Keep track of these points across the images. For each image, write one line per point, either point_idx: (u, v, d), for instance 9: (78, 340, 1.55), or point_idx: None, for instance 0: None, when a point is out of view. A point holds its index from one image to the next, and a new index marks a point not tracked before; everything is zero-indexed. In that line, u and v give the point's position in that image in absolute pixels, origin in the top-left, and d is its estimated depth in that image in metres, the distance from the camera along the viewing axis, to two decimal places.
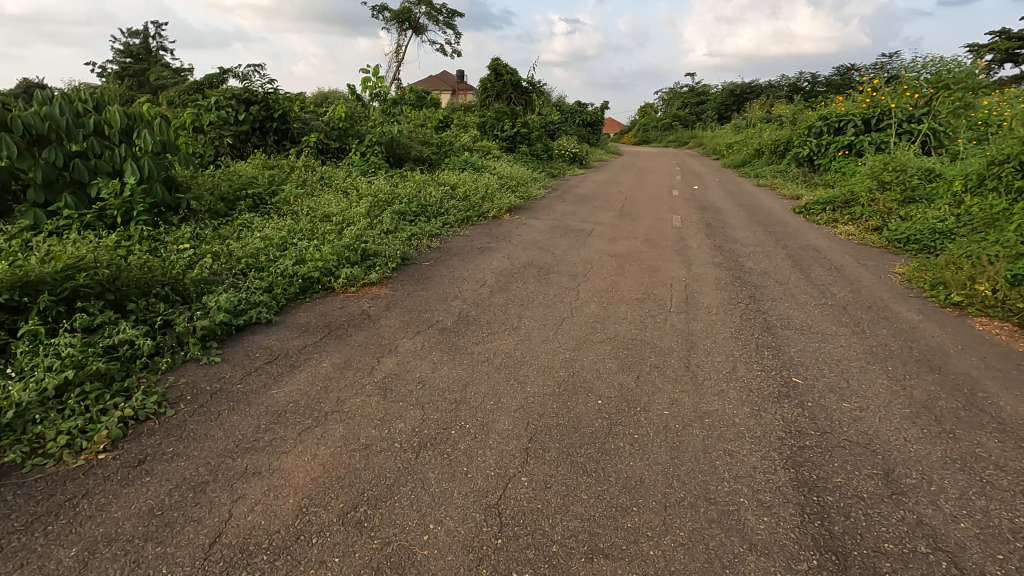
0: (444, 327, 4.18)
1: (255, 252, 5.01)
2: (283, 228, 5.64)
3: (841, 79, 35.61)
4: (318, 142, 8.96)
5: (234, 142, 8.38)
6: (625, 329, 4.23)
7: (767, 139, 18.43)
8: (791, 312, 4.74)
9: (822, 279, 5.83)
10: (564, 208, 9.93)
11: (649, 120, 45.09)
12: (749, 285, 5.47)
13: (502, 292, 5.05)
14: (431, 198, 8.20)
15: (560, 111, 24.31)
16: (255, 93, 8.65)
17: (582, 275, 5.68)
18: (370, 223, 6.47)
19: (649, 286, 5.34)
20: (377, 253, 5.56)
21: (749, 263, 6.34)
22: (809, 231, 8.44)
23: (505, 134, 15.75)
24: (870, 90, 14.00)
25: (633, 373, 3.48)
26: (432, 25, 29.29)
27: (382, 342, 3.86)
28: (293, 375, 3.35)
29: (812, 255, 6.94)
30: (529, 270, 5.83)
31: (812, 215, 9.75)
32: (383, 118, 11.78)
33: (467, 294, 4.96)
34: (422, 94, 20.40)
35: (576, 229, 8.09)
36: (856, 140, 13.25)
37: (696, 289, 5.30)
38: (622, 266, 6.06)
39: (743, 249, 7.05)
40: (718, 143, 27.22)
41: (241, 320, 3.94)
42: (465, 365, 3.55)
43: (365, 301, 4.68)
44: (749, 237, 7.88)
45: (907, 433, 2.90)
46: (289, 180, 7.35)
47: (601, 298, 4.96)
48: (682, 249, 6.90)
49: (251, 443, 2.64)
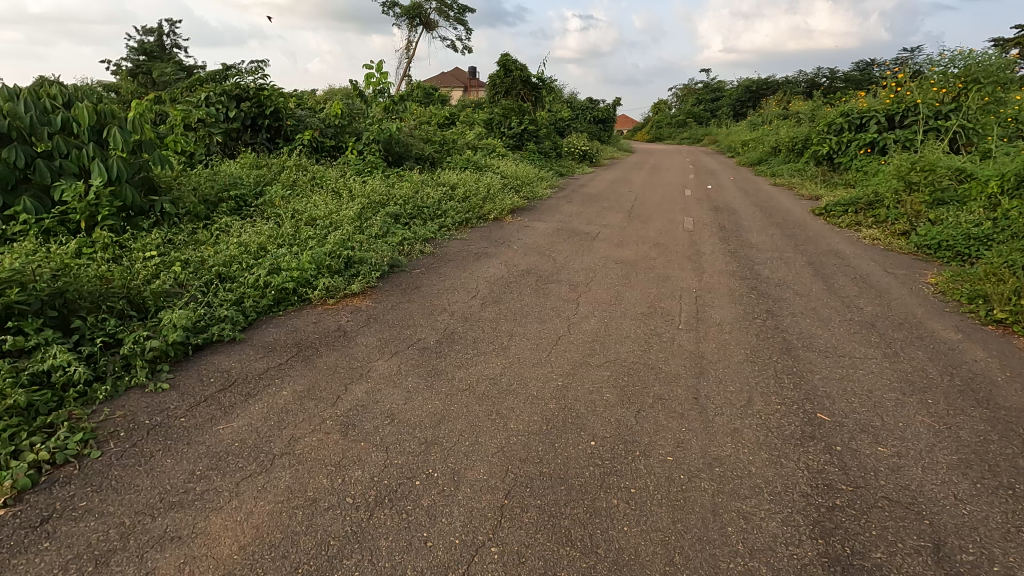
0: (426, 347, 3.77)
1: (228, 260, 4.64)
2: (263, 233, 5.27)
3: (861, 75, 34.62)
4: (313, 140, 8.61)
5: (225, 140, 8.05)
6: (627, 350, 3.80)
7: (784, 137, 17.79)
8: (814, 330, 4.26)
9: (846, 290, 5.35)
10: (570, 209, 9.47)
11: (662, 118, 44.33)
12: (766, 297, 5.00)
13: (495, 305, 4.64)
14: (428, 199, 7.80)
15: (572, 108, 23.81)
16: (246, 89, 8.33)
17: (584, 285, 5.24)
18: (359, 227, 6.10)
19: (656, 298, 4.89)
20: (363, 260, 5.17)
21: (766, 272, 5.86)
22: (830, 236, 7.92)
23: (513, 131, 15.30)
24: (894, 85, 13.34)
25: (633, 407, 3.04)
26: (443, 20, 28.83)
27: (353, 366, 3.47)
28: (247, 406, 2.97)
29: (834, 262, 6.44)
30: (526, 279, 5.40)
31: (833, 216, 9.21)
32: (385, 115, 11.40)
33: (456, 307, 4.55)
34: (430, 90, 19.97)
35: (582, 232, 7.64)
36: (879, 137, 12.61)
37: (709, 302, 4.83)
38: (628, 275, 5.60)
39: (760, 255, 6.56)
40: (733, 140, 26.51)
41: (200, 338, 3.57)
42: (442, 394, 3.14)
43: (343, 315, 4.28)
44: (766, 241, 7.38)
45: (958, 489, 2.44)
46: (278, 180, 6.99)
47: (603, 312, 4.52)
48: (694, 255, 6.43)
49: (178, 496, 2.26)
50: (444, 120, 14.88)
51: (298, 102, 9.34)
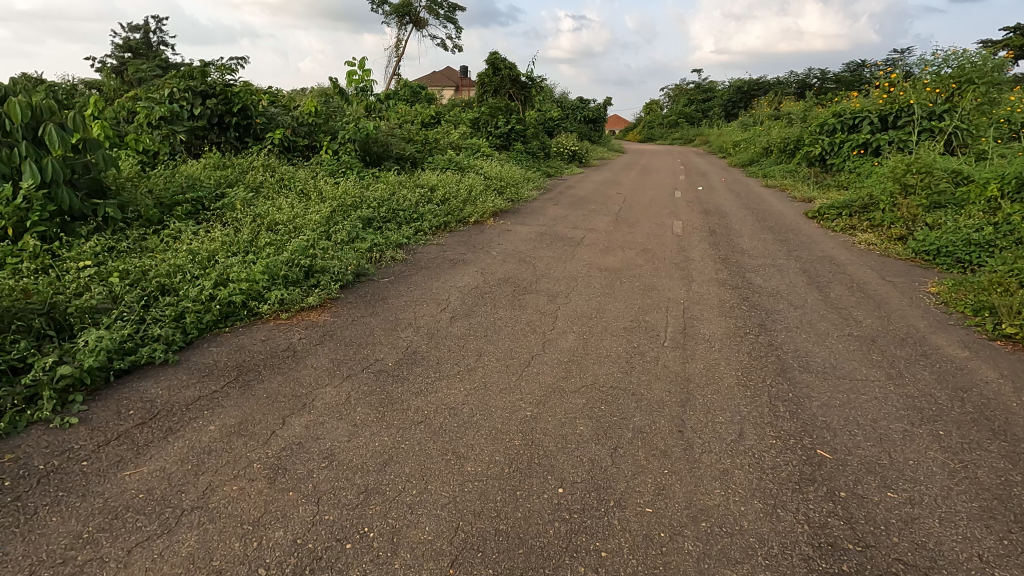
0: (382, 369, 3.39)
1: (173, 270, 4.24)
2: (218, 239, 4.88)
3: (852, 76, 34.54)
4: (284, 139, 8.19)
5: (190, 138, 7.61)
6: (606, 372, 3.43)
7: (775, 137, 17.54)
8: (811, 347, 3.92)
9: (843, 301, 5.02)
10: (555, 212, 9.11)
11: (654, 118, 44.14)
12: (758, 309, 4.66)
13: (466, 319, 4.26)
14: (405, 201, 7.41)
15: (562, 108, 23.49)
16: (213, 85, 7.89)
17: (564, 296, 4.88)
18: (326, 232, 5.71)
19: (640, 311, 4.54)
20: (325, 269, 4.79)
21: (757, 280, 5.53)
22: (824, 240, 7.61)
23: (500, 130, 14.90)
24: (887, 85, 13.10)
25: (609, 443, 2.68)
26: (432, 18, 28.40)
27: (296, 394, 3.07)
28: (165, 444, 2.57)
29: (829, 269, 6.12)
30: (502, 290, 5.03)
31: (827, 220, 8.92)
32: (365, 113, 10.98)
33: (423, 322, 4.17)
34: (417, 89, 19.54)
35: (566, 237, 7.27)
36: (872, 138, 12.36)
37: (697, 315, 4.48)
38: (612, 284, 5.24)
39: (751, 262, 6.23)
40: (724, 141, 26.30)
41: (125, 362, 3.18)
42: (393, 427, 2.75)
43: (296, 332, 3.89)
44: (758, 247, 7.06)
45: (983, 547, 2.08)
46: (244, 181, 6.59)
47: (583, 327, 4.16)
48: (682, 262, 6.09)
49: (52, 570, 1.86)
50: (429, 120, 14.47)
51: (271, 100, 8.93)
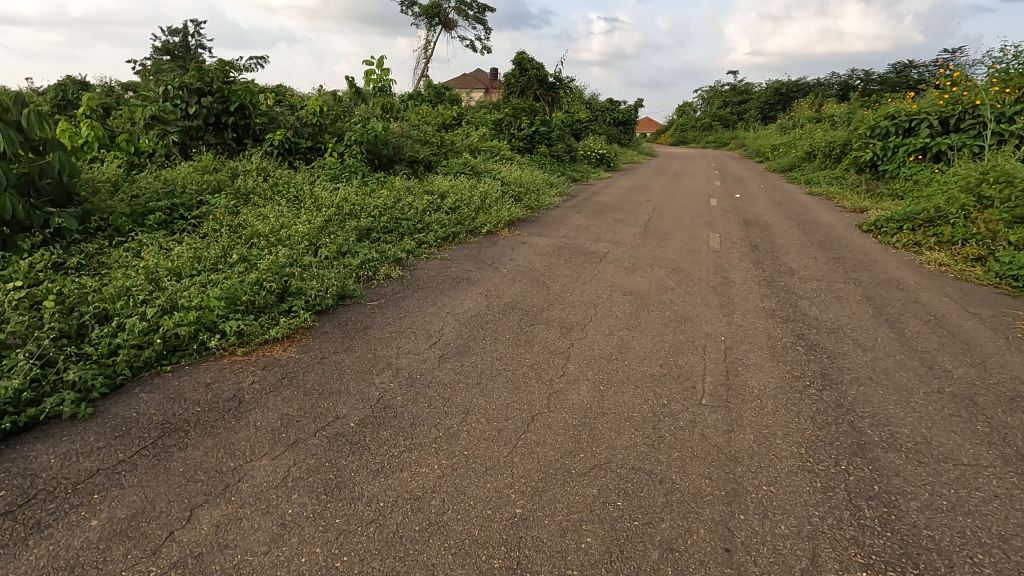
0: (340, 432, 2.68)
1: (120, 292, 3.64)
2: (183, 255, 4.26)
3: (900, 77, 32.62)
4: (285, 140, 7.62)
5: (183, 139, 7.10)
6: (626, 443, 2.66)
7: (819, 141, 16.36)
8: (892, 410, 3.06)
9: (921, 339, 4.13)
10: (578, 221, 8.32)
11: (687, 121, 42.83)
12: (817, 351, 3.81)
13: (459, 359, 3.53)
14: (409, 209, 6.75)
15: (591, 111, 22.69)
16: (209, 82, 7.34)
17: (580, 328, 4.11)
18: (314, 245, 5.08)
19: (671, 351, 3.73)
20: (301, 292, 4.14)
21: (812, 310, 4.66)
22: (885, 259, 6.64)
23: (523, 132, 14.16)
24: (948, 83, 11.95)
25: (626, 572, 1.90)
26: (462, 20, 27.91)
27: (223, 468, 2.38)
28: (20, 552, 1.91)
29: (897, 296, 5.20)
30: (507, 318, 4.28)
31: (885, 234, 7.90)
32: (378, 114, 10.38)
33: (405, 362, 3.45)
34: (441, 89, 18.97)
35: (588, 251, 6.48)
36: (932, 142, 11.20)
37: (742, 358, 3.64)
38: (637, 313, 4.46)
39: (803, 286, 5.35)
40: (762, 145, 25.04)
41: (20, 418, 2.55)
42: (331, 533, 2.03)
43: (249, 374, 3.22)
44: (808, 266, 6.16)
45: None
46: (233, 186, 6.02)
47: (600, 374, 3.38)
48: (721, 285, 5.26)
49: None
50: (450, 121, 13.83)
51: (276, 100, 8.40)
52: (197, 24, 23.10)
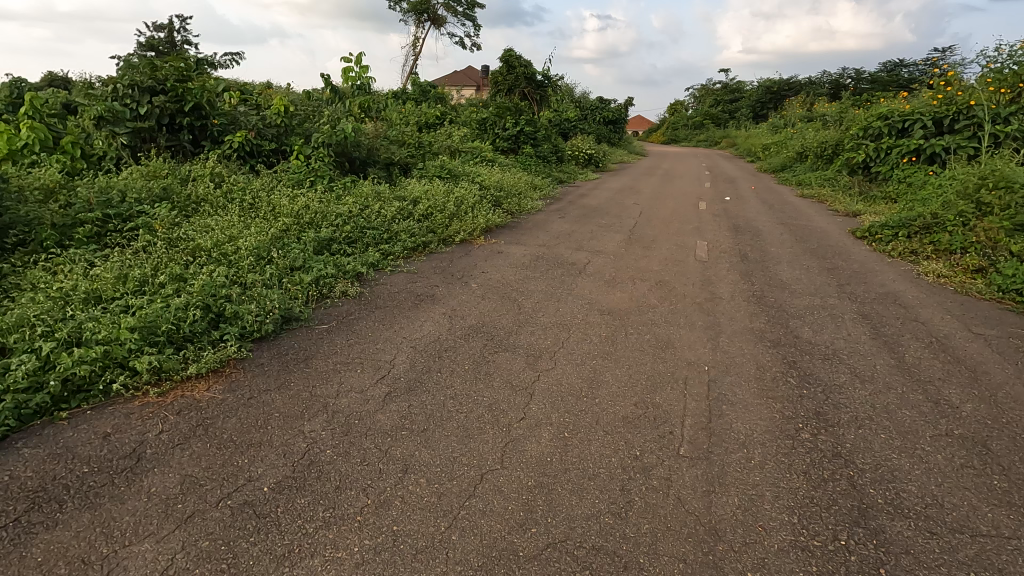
0: (248, 501, 2.25)
1: (21, 322, 3.19)
2: (106, 275, 3.81)
3: (891, 75, 32.39)
4: (246, 142, 7.15)
5: (134, 141, 6.61)
6: (587, 512, 2.25)
7: (811, 141, 16.02)
8: (897, 460, 2.67)
9: (924, 367, 3.75)
10: (560, 227, 7.91)
11: (679, 120, 42.56)
12: (811, 384, 3.42)
13: (408, 398, 3.11)
14: (376, 216, 6.31)
15: (581, 110, 22.30)
16: (162, 80, 6.86)
17: (549, 356, 3.70)
18: (263, 260, 4.64)
19: (648, 385, 3.32)
20: (238, 317, 3.71)
21: (804, 331, 4.28)
22: (881, 270, 6.28)
23: (508, 132, 13.73)
24: (942, 83, 11.65)
25: None
26: (451, 17, 27.49)
27: (90, 558, 1.94)
28: None
29: (895, 314, 4.82)
30: (469, 345, 3.85)
31: (880, 241, 7.54)
32: (352, 113, 9.90)
33: (344, 403, 3.02)
34: (426, 87, 18.48)
35: (567, 262, 6.06)
36: (926, 143, 10.86)
37: (727, 394, 3.24)
38: (614, 336, 4.06)
39: (794, 302, 4.96)
40: (754, 144, 24.74)
41: None
42: None
43: (158, 421, 2.78)
44: (799, 278, 5.78)
45: None
46: (181, 195, 5.55)
47: (565, 416, 2.96)
48: (706, 302, 4.87)
49: None
50: (432, 120, 13.37)
51: (240, 99, 7.92)
52: (179, 20, 22.40)
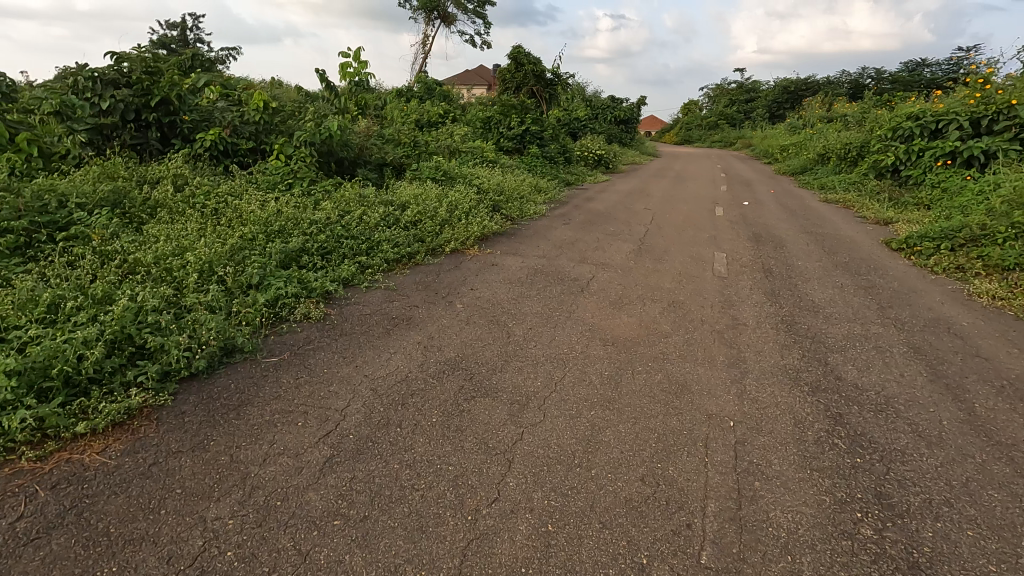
0: None
1: None
2: (11, 297, 3.19)
3: (913, 75, 31.17)
4: (220, 141, 6.55)
5: (95, 139, 6.03)
6: None
7: (833, 142, 15.18)
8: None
9: (1003, 423, 3.02)
10: (563, 235, 7.22)
11: (693, 121, 41.70)
12: (866, 449, 2.71)
13: (352, 466, 2.44)
14: (356, 223, 5.67)
15: (591, 110, 21.59)
16: (128, 73, 6.27)
17: (538, 403, 3.03)
18: (213, 276, 4.02)
19: (661, 449, 2.64)
20: (163, 350, 3.08)
21: (847, 371, 3.57)
22: (926, 290, 5.52)
23: (512, 131, 13.00)
24: (980, 81, 10.83)
25: None
26: (461, 14, 26.91)
27: None
28: None
29: (953, 346, 4.08)
30: (442, 386, 3.20)
31: (920, 254, 6.77)
32: (345, 110, 9.28)
33: (270, 473, 2.37)
34: (431, 84, 17.82)
35: (568, 278, 5.39)
36: (963, 145, 10.04)
37: (762, 465, 2.55)
38: (618, 376, 3.38)
39: (831, 331, 4.25)
40: (770, 145, 23.85)
41: None
42: None
43: (21, 501, 2.15)
44: (833, 300, 5.05)
45: None
46: (135, 200, 4.95)
47: (552, 497, 2.29)
48: (727, 330, 4.16)
49: None
50: (434, 119, 12.75)
51: (221, 94, 7.34)
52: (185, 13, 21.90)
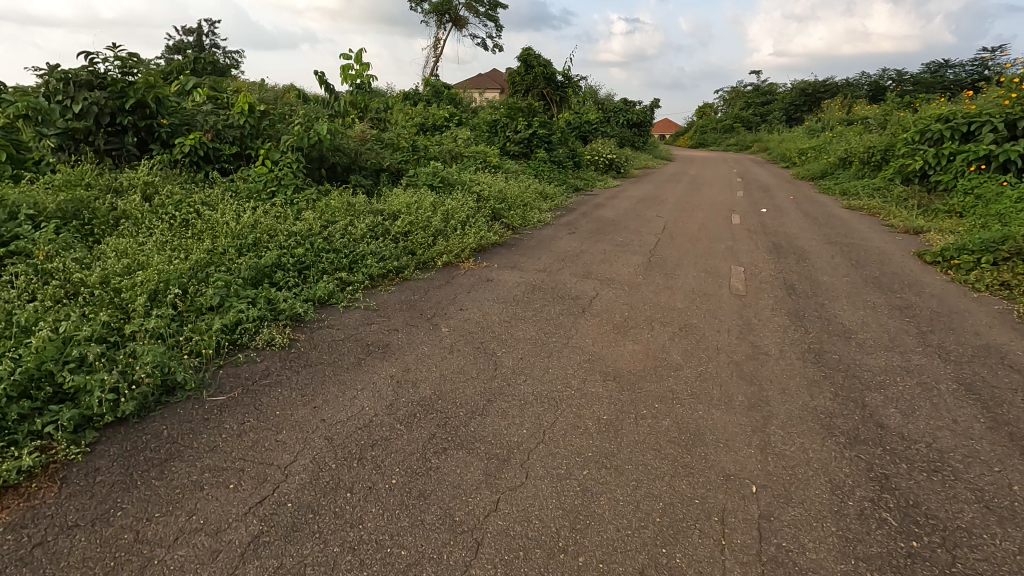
0: None
1: None
2: None
3: (936, 77, 30.15)
4: (202, 146, 6.17)
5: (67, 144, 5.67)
6: None
7: (854, 146, 14.52)
8: None
9: None
10: (567, 246, 6.74)
11: (708, 125, 40.90)
12: (923, 527, 2.19)
13: (281, 551, 1.97)
14: (340, 235, 5.23)
15: (603, 113, 21.08)
16: (104, 75, 5.91)
17: (521, 458, 2.55)
18: (166, 297, 3.59)
19: (667, 528, 2.14)
20: (85, 391, 2.64)
21: (891, 416, 3.03)
22: (969, 311, 4.93)
23: (519, 135, 12.55)
24: (1015, 80, 10.19)
25: None
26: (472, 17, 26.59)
27: None
28: None
29: (1010, 382, 3.51)
30: (410, 434, 2.72)
31: (959, 268, 6.15)
32: (342, 113, 8.88)
33: (178, 561, 1.91)
34: (440, 87, 17.47)
35: (569, 295, 4.90)
36: (999, 149, 9.39)
37: (792, 553, 2.03)
38: (618, 421, 2.88)
39: (866, 362, 3.71)
40: (789, 149, 23.09)
41: None
42: None
43: None
44: (866, 323, 4.50)
45: None
46: (97, 211, 4.57)
47: None
48: (747, 362, 3.64)
49: None
50: (439, 122, 12.36)
51: (209, 96, 6.98)
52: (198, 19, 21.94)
